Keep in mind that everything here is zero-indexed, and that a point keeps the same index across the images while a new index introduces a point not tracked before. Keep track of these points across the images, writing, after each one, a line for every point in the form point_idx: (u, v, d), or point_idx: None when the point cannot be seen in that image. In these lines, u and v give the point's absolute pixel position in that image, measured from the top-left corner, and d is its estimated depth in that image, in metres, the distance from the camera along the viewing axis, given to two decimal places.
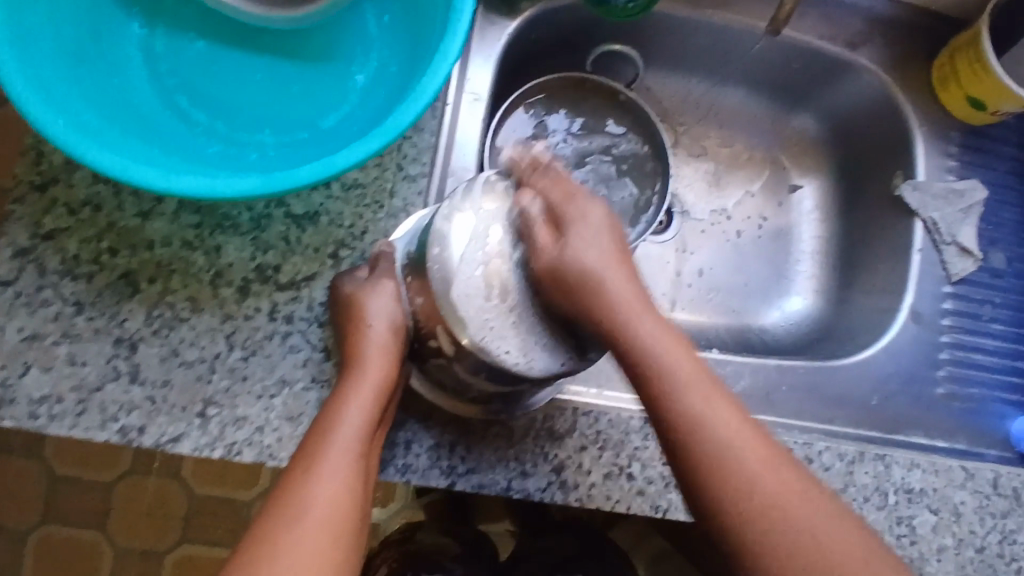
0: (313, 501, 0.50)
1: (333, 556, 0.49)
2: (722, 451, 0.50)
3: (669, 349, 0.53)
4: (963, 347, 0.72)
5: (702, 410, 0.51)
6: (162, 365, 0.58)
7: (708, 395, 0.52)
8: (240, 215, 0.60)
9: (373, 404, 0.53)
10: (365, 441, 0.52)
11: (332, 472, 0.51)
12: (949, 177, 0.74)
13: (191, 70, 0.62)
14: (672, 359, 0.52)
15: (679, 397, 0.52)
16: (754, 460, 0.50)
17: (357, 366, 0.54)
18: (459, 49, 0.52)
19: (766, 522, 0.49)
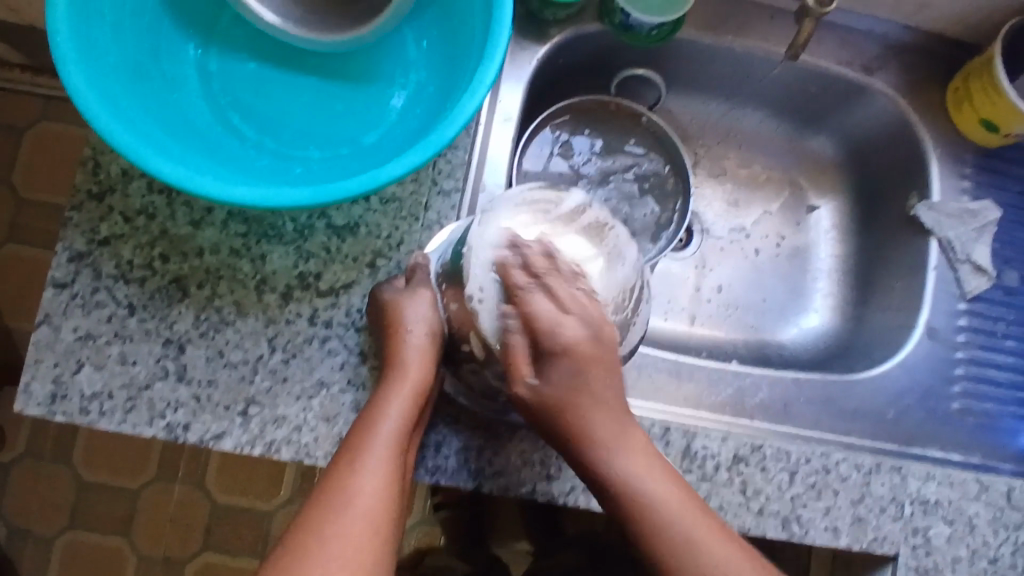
0: (356, 493, 0.53)
1: (375, 547, 0.52)
2: (690, 552, 0.52)
3: (611, 431, 0.53)
4: (978, 363, 0.74)
5: (639, 472, 0.53)
6: (207, 365, 0.61)
7: (651, 466, 0.54)
8: (284, 225, 0.64)
9: (412, 405, 0.56)
10: (403, 439, 0.56)
11: (374, 466, 0.54)
12: (963, 197, 0.76)
13: (243, 90, 0.66)
14: (636, 467, 0.53)
15: (618, 467, 0.53)
16: (716, 540, 0.52)
17: (396, 369, 0.57)
18: (497, 71, 0.55)
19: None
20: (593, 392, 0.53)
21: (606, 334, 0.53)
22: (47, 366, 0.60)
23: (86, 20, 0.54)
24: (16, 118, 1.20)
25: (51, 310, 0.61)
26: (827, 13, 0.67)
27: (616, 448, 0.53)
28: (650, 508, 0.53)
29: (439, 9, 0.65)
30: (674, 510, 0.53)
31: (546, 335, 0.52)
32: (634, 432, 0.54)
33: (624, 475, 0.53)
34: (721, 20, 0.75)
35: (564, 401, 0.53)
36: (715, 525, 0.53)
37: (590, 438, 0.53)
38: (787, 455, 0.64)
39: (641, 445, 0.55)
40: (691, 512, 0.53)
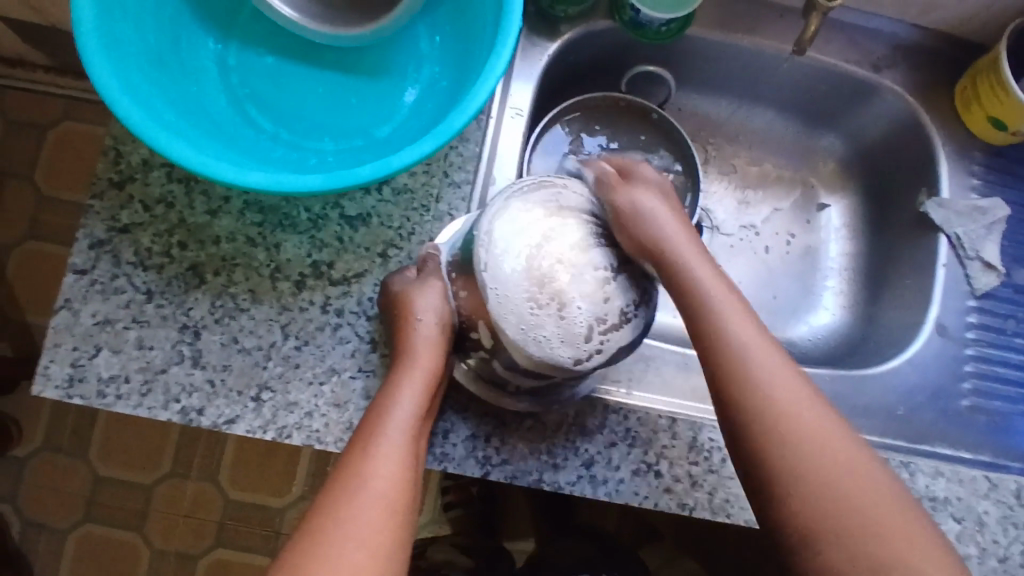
0: (368, 480, 0.53)
1: (387, 532, 0.52)
2: (775, 407, 0.53)
3: (756, 339, 0.56)
4: (987, 361, 0.73)
5: (786, 405, 0.53)
6: (222, 350, 0.62)
7: (819, 411, 0.54)
8: (298, 214, 0.65)
9: (423, 394, 0.57)
10: (413, 428, 0.56)
11: (386, 454, 0.54)
12: (973, 195, 0.76)
13: (260, 84, 0.67)
14: (760, 361, 0.55)
15: (774, 416, 0.53)
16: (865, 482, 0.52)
17: (407, 359, 0.58)
18: (507, 63, 0.56)
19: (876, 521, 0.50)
20: (767, 344, 0.56)
21: (702, 256, 0.60)
22: (66, 349, 0.62)
23: (111, 13, 0.55)
24: (39, 118, 1.23)
25: (71, 295, 0.62)
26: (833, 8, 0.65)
27: (774, 393, 0.54)
28: (795, 444, 0.52)
29: (452, 4, 0.66)
30: (766, 369, 0.55)
31: (714, 305, 0.57)
32: (806, 390, 0.54)
33: (778, 416, 0.53)
34: (730, 18, 0.76)
35: (731, 320, 0.56)
36: (865, 466, 0.53)
37: (742, 392, 0.54)
38: None
39: (797, 374, 0.56)
40: (803, 399, 0.54)
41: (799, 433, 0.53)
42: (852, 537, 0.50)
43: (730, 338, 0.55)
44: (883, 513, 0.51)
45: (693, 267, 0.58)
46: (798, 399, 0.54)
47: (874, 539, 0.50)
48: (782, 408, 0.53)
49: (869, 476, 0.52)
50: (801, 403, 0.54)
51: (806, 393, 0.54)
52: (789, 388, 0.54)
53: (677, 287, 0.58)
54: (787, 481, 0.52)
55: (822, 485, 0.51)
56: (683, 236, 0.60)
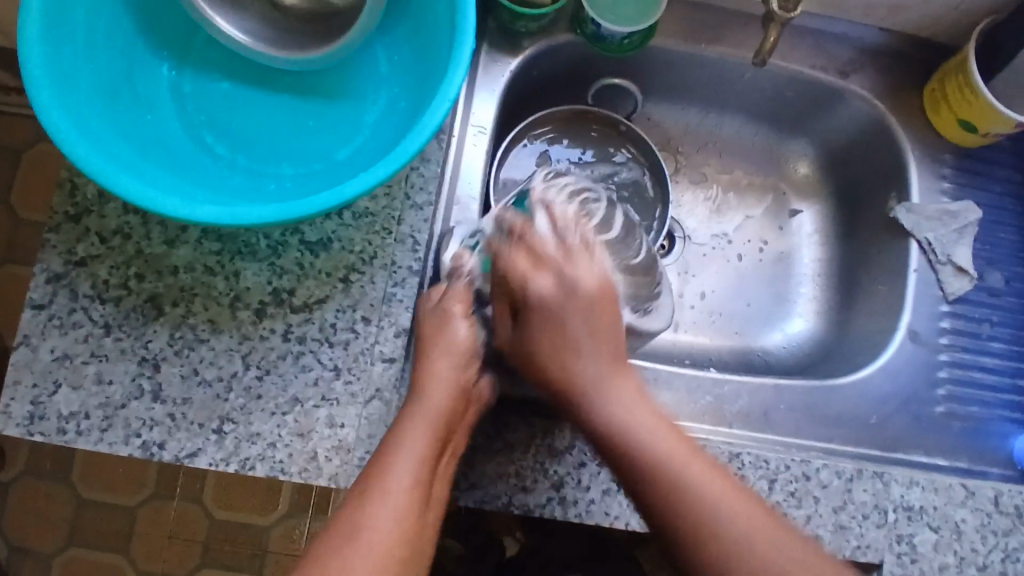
0: (391, 478, 0.53)
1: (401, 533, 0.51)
2: (682, 473, 0.52)
3: (602, 372, 0.57)
4: (962, 366, 0.72)
5: (649, 443, 0.54)
6: (182, 383, 0.62)
7: (702, 461, 0.53)
8: (257, 241, 0.64)
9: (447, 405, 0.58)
10: (443, 432, 0.57)
11: (411, 453, 0.54)
12: (943, 199, 0.75)
13: (216, 110, 0.66)
14: (638, 420, 0.55)
15: (648, 435, 0.54)
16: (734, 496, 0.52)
17: (432, 369, 0.59)
18: (460, 86, 0.55)
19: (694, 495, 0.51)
20: (621, 386, 0.57)
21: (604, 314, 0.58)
22: (26, 386, 0.61)
23: (57, 45, 0.55)
24: (10, 141, 1.22)
25: (29, 331, 0.61)
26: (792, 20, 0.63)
27: (655, 437, 0.54)
28: (693, 487, 0.52)
29: (409, 25, 0.65)
30: (665, 441, 0.54)
31: (592, 379, 0.57)
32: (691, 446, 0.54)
33: (686, 483, 0.52)
34: (695, 27, 0.75)
35: (594, 408, 0.56)
36: (748, 496, 0.52)
37: (631, 442, 0.54)
38: (767, 463, 0.64)
39: (674, 435, 0.55)
40: (688, 453, 0.53)
41: (692, 489, 0.52)
42: None
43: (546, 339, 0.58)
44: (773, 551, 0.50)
45: (569, 329, 0.58)
46: (689, 463, 0.53)
47: None
48: (693, 487, 0.51)
49: (750, 508, 0.52)
50: (708, 476, 0.52)
51: (692, 452, 0.54)
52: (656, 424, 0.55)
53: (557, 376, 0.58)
54: (703, 515, 0.51)
55: (722, 528, 0.50)
56: (600, 302, 0.58)
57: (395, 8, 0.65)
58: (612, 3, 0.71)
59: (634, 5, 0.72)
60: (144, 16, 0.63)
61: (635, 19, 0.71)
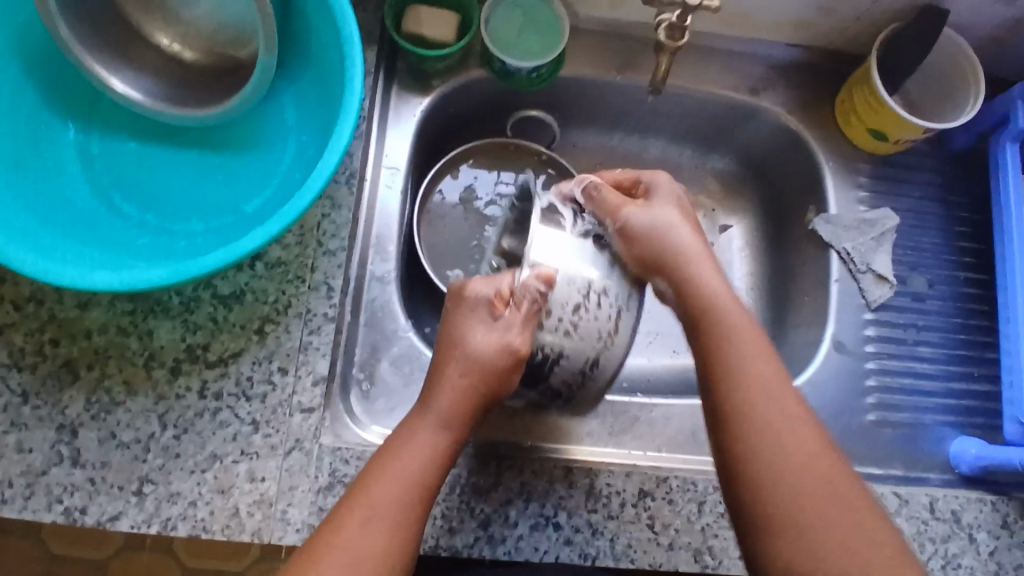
0: (399, 463, 0.54)
1: (401, 517, 0.53)
2: (730, 348, 0.56)
3: (745, 332, 0.56)
4: (890, 373, 0.73)
5: (739, 363, 0.55)
6: (100, 447, 0.61)
7: (793, 404, 0.54)
8: (170, 299, 0.64)
9: (439, 440, 0.56)
10: (462, 432, 0.57)
11: (423, 442, 0.56)
12: (861, 208, 0.75)
13: (125, 170, 0.66)
14: (735, 323, 0.57)
15: (722, 351, 0.56)
16: (787, 429, 0.53)
17: (427, 403, 0.57)
18: (350, 136, 0.56)
19: (798, 509, 0.50)
20: (741, 336, 0.56)
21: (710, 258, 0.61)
22: None
23: None
24: None
25: None
26: (681, 49, 0.61)
27: (745, 365, 0.55)
28: (744, 390, 0.54)
29: (313, 74, 0.65)
30: (741, 341, 0.56)
31: (711, 292, 0.59)
32: (812, 429, 0.53)
33: (735, 369, 0.55)
34: (604, 56, 0.76)
35: (697, 275, 0.60)
36: (810, 429, 0.53)
37: (715, 329, 0.57)
38: (693, 485, 0.64)
39: (758, 346, 0.56)
40: (759, 351, 0.56)
41: (754, 389, 0.54)
42: (775, 472, 0.51)
43: (720, 313, 0.58)
44: (821, 488, 0.51)
45: (700, 267, 0.60)
46: (783, 405, 0.54)
47: (804, 521, 0.50)
48: (748, 373, 0.55)
49: (797, 429, 0.53)
50: (769, 395, 0.54)
51: (781, 390, 0.54)
52: (780, 390, 0.54)
53: (676, 292, 0.60)
54: (745, 428, 0.53)
55: (775, 450, 0.52)
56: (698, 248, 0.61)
57: (296, 57, 0.66)
58: (516, 38, 0.72)
59: (538, 37, 0.72)
60: (43, 83, 0.64)
61: (541, 50, 0.72)
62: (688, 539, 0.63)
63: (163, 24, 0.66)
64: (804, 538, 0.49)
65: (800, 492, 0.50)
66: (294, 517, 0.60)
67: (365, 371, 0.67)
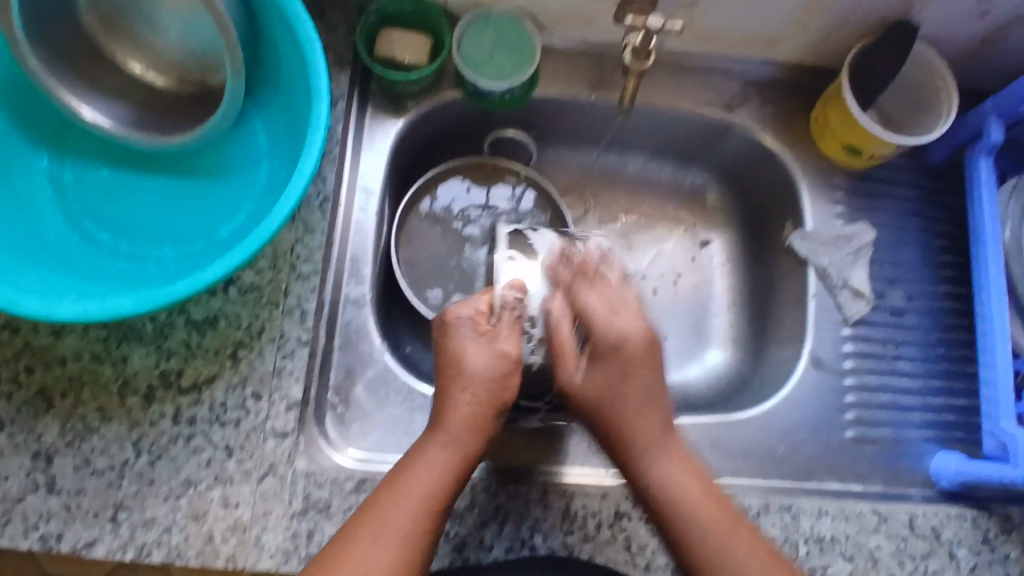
0: (415, 482, 0.57)
1: (416, 534, 0.55)
2: (648, 463, 0.62)
3: (652, 440, 0.63)
4: (868, 389, 0.72)
5: (670, 484, 0.61)
6: (75, 474, 0.62)
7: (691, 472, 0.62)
8: (144, 325, 0.65)
9: (452, 461, 0.59)
10: (472, 448, 0.60)
11: (434, 461, 0.58)
12: (838, 222, 0.75)
13: (100, 198, 0.67)
14: (657, 454, 0.63)
15: (662, 487, 0.61)
16: (692, 492, 0.61)
17: (439, 425, 0.60)
18: (314, 166, 0.57)
19: (711, 561, 0.58)
20: (673, 462, 0.62)
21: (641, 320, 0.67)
22: None
23: None
24: None
25: None
26: (647, 69, 0.62)
27: (638, 444, 0.63)
28: (687, 525, 0.59)
29: (284, 102, 0.67)
30: (652, 455, 0.62)
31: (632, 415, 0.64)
32: (715, 501, 0.61)
33: (666, 490, 0.61)
34: (577, 74, 0.76)
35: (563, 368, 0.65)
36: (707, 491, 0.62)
37: (631, 456, 0.63)
38: None
39: (662, 453, 0.63)
40: (675, 462, 0.63)
41: (687, 506, 0.60)
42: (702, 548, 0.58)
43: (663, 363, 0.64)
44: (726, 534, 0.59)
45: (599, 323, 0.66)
46: (683, 479, 0.61)
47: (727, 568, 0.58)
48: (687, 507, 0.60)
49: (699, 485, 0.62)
50: (672, 471, 0.62)
51: (681, 468, 0.62)
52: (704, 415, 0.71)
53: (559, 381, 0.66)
54: (689, 529, 0.59)
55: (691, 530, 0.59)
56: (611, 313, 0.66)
57: (268, 84, 0.67)
58: (488, 57, 0.72)
59: (510, 57, 0.73)
60: (17, 114, 0.65)
61: (513, 72, 0.72)
62: (665, 561, 0.63)
63: (134, 50, 0.67)
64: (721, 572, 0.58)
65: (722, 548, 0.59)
66: (269, 543, 0.60)
67: (340, 394, 0.67)
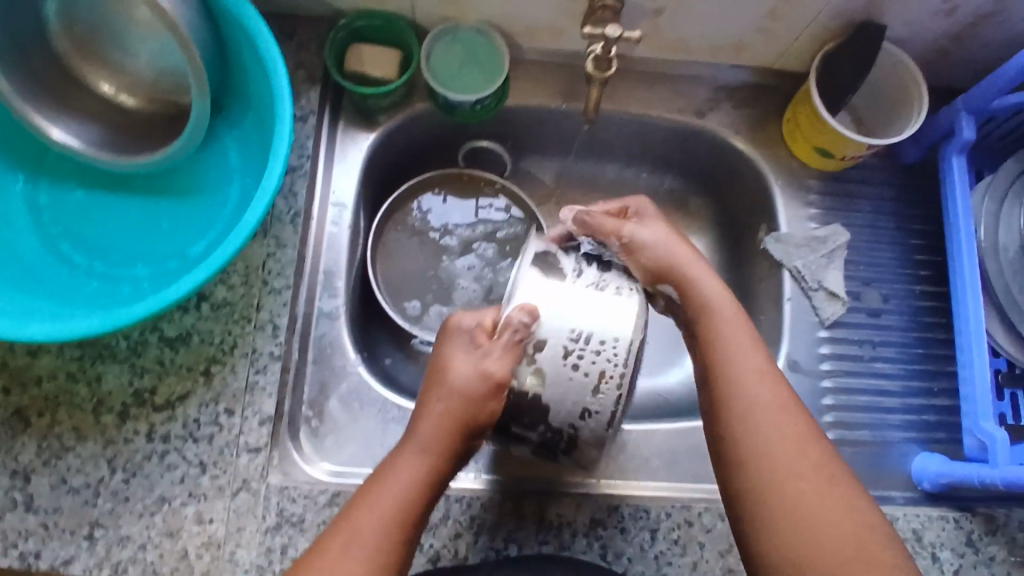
0: (378, 497, 0.51)
1: (391, 546, 0.50)
2: (748, 390, 0.53)
3: (748, 359, 0.54)
4: (846, 391, 0.72)
5: (757, 424, 0.52)
6: (52, 493, 0.62)
7: (786, 410, 0.52)
8: (118, 344, 0.65)
9: (421, 470, 0.53)
10: (443, 465, 0.54)
11: (404, 470, 0.52)
12: (811, 225, 0.75)
13: (74, 219, 0.68)
14: (765, 395, 0.53)
15: (741, 413, 0.52)
16: (787, 437, 0.51)
17: (411, 433, 0.54)
18: (277, 180, 0.60)
19: (798, 530, 0.48)
20: (761, 406, 0.52)
21: (720, 285, 0.59)
22: None
23: None
24: None
25: None
26: (609, 79, 0.63)
27: (749, 372, 0.54)
28: (768, 475, 0.50)
29: (254, 119, 0.67)
30: (750, 387, 0.53)
31: (723, 347, 0.55)
32: (809, 443, 0.51)
33: (756, 444, 0.51)
34: (548, 84, 0.77)
35: (705, 291, 0.58)
36: (808, 438, 0.51)
37: (724, 372, 0.54)
38: (646, 513, 0.64)
39: (767, 379, 0.54)
40: (781, 407, 0.52)
41: (771, 454, 0.50)
42: (782, 501, 0.49)
43: (723, 332, 0.56)
44: (813, 495, 0.49)
45: (691, 271, 0.59)
46: (773, 401, 0.53)
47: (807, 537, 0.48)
48: (765, 452, 0.51)
49: (801, 437, 0.51)
50: (769, 395, 0.53)
51: (784, 410, 0.52)
52: (779, 410, 0.52)
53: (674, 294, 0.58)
54: (771, 489, 0.50)
55: (774, 470, 0.50)
56: (688, 258, 0.60)
57: (239, 101, 0.68)
58: (457, 71, 0.73)
59: (479, 73, 0.74)
60: None
61: (481, 85, 0.73)
62: (641, 569, 0.62)
63: (107, 72, 0.68)
64: (794, 551, 0.48)
65: (799, 508, 0.49)
66: (242, 558, 0.60)
67: (314, 408, 0.67)
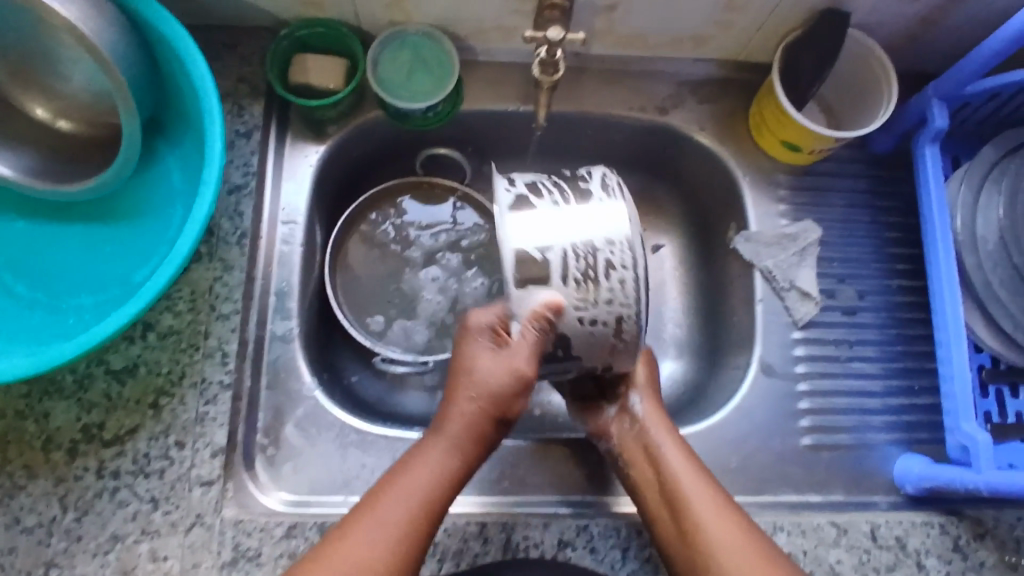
0: (404, 491, 0.54)
1: (411, 530, 0.53)
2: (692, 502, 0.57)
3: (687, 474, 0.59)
4: (824, 394, 0.69)
5: (706, 529, 0.56)
6: (4, 534, 0.59)
7: (724, 510, 0.56)
8: (64, 378, 0.63)
9: (446, 460, 0.56)
10: (473, 457, 0.57)
11: (430, 461, 0.56)
12: (782, 222, 0.72)
13: (15, 250, 0.65)
14: (705, 504, 0.57)
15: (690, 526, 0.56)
16: (726, 529, 0.55)
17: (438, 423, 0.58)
18: (209, 208, 0.58)
19: None
20: (700, 508, 0.57)
21: (670, 427, 0.63)
22: None
23: None
24: None
25: None
26: (558, 81, 0.62)
27: (689, 488, 0.58)
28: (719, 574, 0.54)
29: (195, 139, 0.65)
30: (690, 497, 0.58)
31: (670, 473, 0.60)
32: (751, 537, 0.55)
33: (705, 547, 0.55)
34: (504, 87, 0.74)
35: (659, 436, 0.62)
36: (750, 529, 0.56)
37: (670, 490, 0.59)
38: (616, 532, 0.61)
39: (708, 488, 0.58)
40: (718, 507, 0.57)
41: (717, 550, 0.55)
42: None
43: (675, 468, 0.60)
44: None
45: (660, 441, 0.62)
46: (710, 501, 0.57)
47: None
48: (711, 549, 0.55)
49: (740, 529, 0.55)
50: (707, 500, 0.57)
51: (723, 508, 0.57)
52: (739, 534, 0.55)
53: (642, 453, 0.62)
54: None
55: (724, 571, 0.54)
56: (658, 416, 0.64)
57: (178, 122, 0.66)
58: (405, 78, 0.71)
59: (428, 78, 0.71)
60: None
61: (430, 92, 0.70)
62: None
63: (44, 99, 0.66)
64: None
65: None
66: None
67: (270, 436, 0.64)
